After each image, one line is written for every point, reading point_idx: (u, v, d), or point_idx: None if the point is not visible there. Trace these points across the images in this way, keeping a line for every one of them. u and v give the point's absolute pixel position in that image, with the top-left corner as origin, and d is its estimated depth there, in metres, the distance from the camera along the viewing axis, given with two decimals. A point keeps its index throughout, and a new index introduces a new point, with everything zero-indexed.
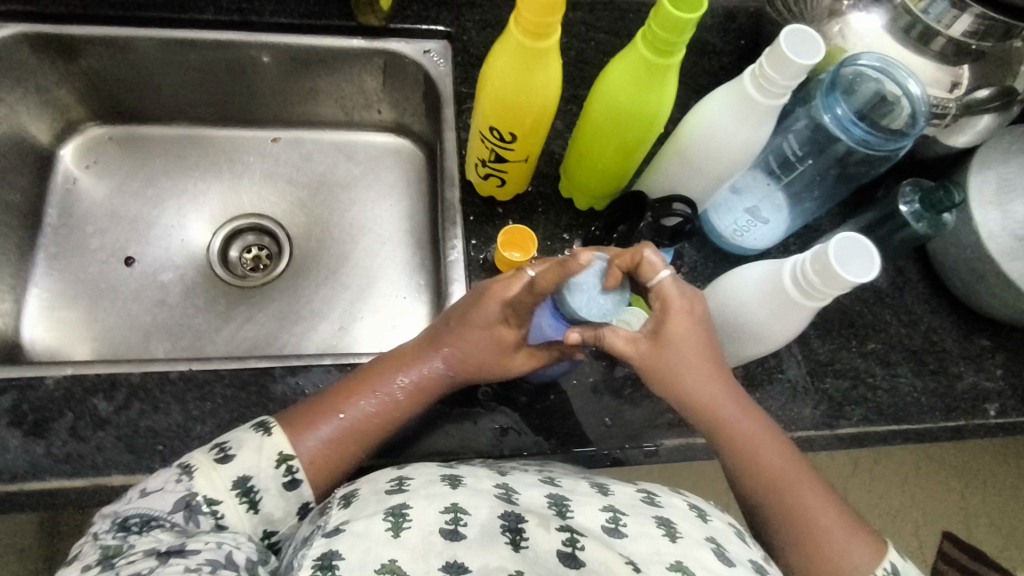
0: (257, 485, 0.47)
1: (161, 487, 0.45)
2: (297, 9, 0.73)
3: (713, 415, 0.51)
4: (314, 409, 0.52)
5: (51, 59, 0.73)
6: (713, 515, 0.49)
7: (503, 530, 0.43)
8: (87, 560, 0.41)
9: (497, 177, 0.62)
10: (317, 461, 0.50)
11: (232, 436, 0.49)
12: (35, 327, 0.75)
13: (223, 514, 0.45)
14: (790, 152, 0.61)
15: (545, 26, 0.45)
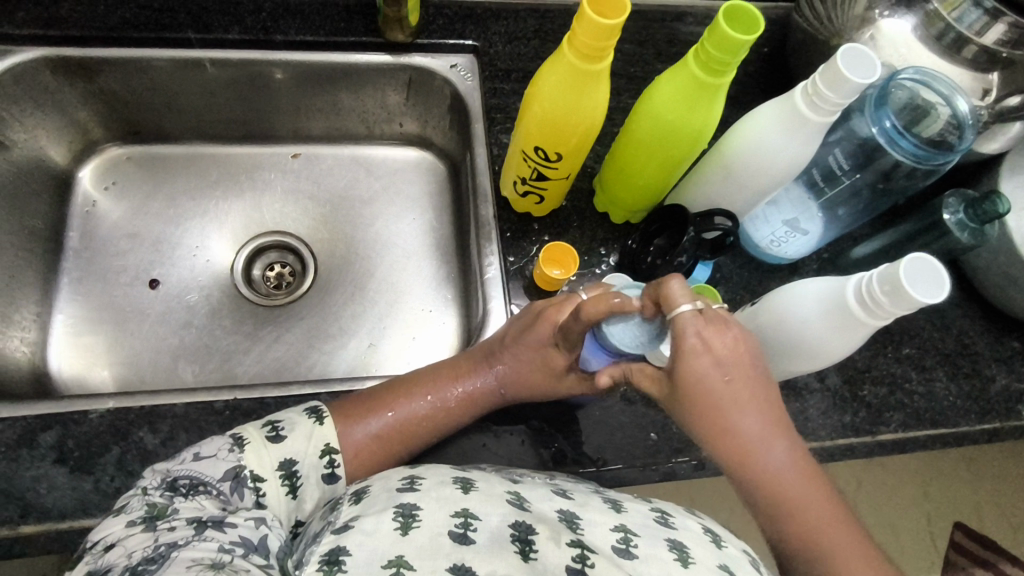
0: (299, 469, 0.48)
1: (213, 453, 0.46)
2: (321, 26, 0.72)
3: (742, 454, 0.45)
4: (364, 404, 0.54)
5: (72, 81, 0.71)
6: (730, 543, 0.48)
7: (511, 538, 0.42)
8: (132, 516, 0.41)
9: (536, 193, 0.61)
10: (356, 456, 0.52)
11: (289, 415, 0.50)
12: (61, 354, 0.74)
13: (265, 492, 0.46)
14: (836, 166, 0.58)
15: (600, 50, 0.44)
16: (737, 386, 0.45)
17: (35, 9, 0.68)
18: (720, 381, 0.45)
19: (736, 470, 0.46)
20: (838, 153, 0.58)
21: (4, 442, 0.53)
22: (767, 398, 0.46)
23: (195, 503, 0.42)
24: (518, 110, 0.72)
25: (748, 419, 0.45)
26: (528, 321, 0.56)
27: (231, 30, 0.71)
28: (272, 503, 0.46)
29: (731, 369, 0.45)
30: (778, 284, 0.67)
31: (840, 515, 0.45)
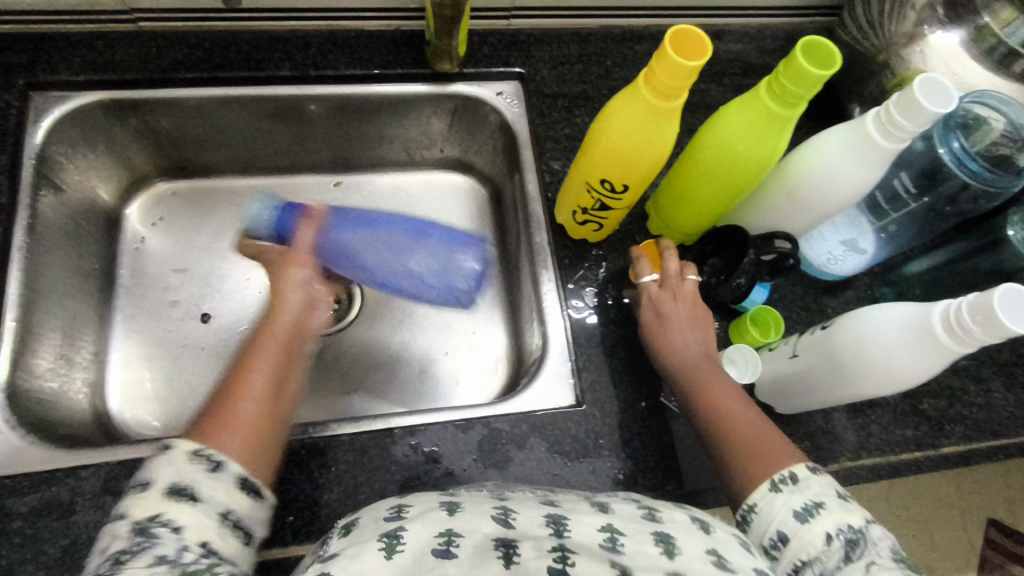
0: (185, 481, 0.42)
1: (110, 539, 0.40)
2: (369, 59, 0.73)
3: (664, 344, 0.59)
4: (206, 422, 0.47)
5: (123, 121, 0.71)
6: (717, 528, 0.43)
7: (493, 547, 0.38)
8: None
9: (597, 221, 0.62)
10: (244, 448, 0.46)
11: (145, 469, 0.43)
12: (116, 394, 0.73)
13: (175, 520, 0.40)
14: (903, 189, 0.61)
15: (678, 89, 0.46)
16: (686, 316, 0.60)
17: (90, 55, 0.68)
18: (680, 309, 0.60)
19: (666, 363, 0.58)
20: (905, 177, 0.60)
21: (88, 491, 0.53)
22: (703, 323, 0.60)
23: (133, 572, 0.37)
24: (566, 135, 0.73)
25: (678, 332, 0.59)
26: (296, 292, 0.59)
27: (282, 67, 0.71)
28: (190, 522, 0.40)
29: (693, 302, 0.61)
30: (832, 299, 0.68)
31: (764, 426, 0.52)
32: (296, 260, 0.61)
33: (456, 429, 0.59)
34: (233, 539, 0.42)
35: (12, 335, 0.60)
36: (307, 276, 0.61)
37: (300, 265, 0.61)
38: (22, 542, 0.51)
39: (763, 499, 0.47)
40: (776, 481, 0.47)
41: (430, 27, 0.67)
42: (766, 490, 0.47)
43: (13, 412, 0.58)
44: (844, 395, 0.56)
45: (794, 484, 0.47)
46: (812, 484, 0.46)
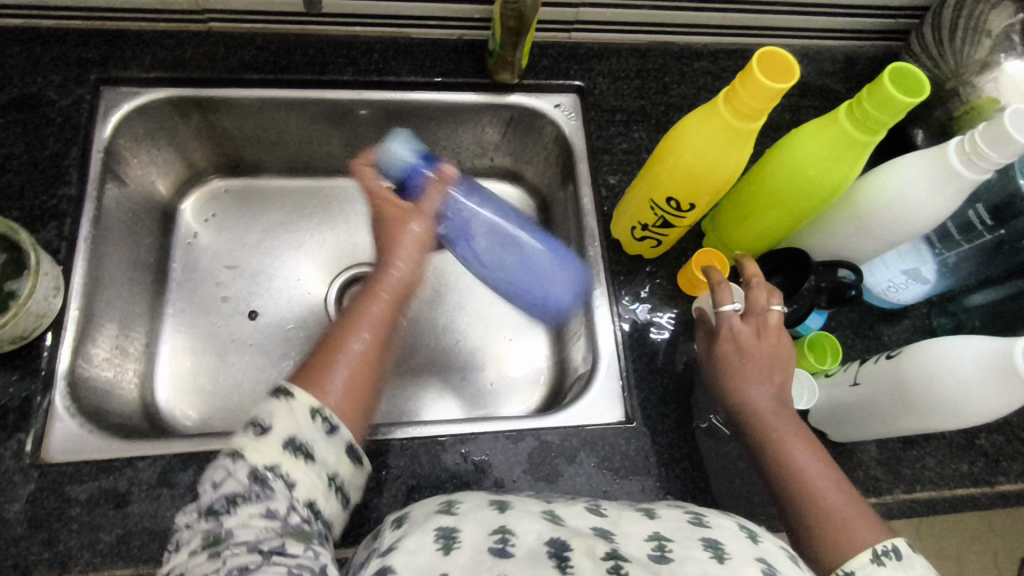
0: (301, 437, 0.43)
1: (224, 474, 0.41)
2: (430, 67, 0.73)
3: (734, 379, 0.55)
4: (315, 366, 0.48)
5: (188, 117, 0.73)
6: (766, 539, 0.40)
7: (546, 547, 0.37)
8: (194, 544, 0.39)
9: (656, 237, 0.62)
10: (346, 400, 0.47)
11: (262, 410, 0.43)
12: (164, 386, 0.72)
13: (290, 474, 0.41)
14: (979, 220, 0.62)
15: (759, 110, 0.47)
16: (766, 353, 0.55)
17: (160, 53, 0.70)
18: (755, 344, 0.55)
19: (734, 400, 0.54)
20: (981, 209, 0.62)
21: (144, 482, 0.54)
22: (780, 357, 0.55)
23: (245, 520, 0.39)
24: (622, 149, 0.73)
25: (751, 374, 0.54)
26: (414, 253, 0.58)
27: (345, 72, 0.72)
28: (302, 480, 0.42)
29: (779, 336, 0.56)
30: (888, 327, 0.67)
31: (846, 489, 0.48)
32: (407, 216, 0.59)
33: (508, 439, 0.59)
34: (334, 501, 0.44)
35: (75, 323, 0.61)
36: (421, 231, 0.59)
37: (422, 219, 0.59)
38: (79, 529, 0.52)
39: (862, 569, 0.43)
40: (879, 553, 0.44)
41: (496, 37, 0.68)
42: (868, 560, 0.43)
43: (73, 399, 0.58)
44: (907, 426, 0.56)
45: (898, 558, 0.43)
46: (916, 565, 0.43)
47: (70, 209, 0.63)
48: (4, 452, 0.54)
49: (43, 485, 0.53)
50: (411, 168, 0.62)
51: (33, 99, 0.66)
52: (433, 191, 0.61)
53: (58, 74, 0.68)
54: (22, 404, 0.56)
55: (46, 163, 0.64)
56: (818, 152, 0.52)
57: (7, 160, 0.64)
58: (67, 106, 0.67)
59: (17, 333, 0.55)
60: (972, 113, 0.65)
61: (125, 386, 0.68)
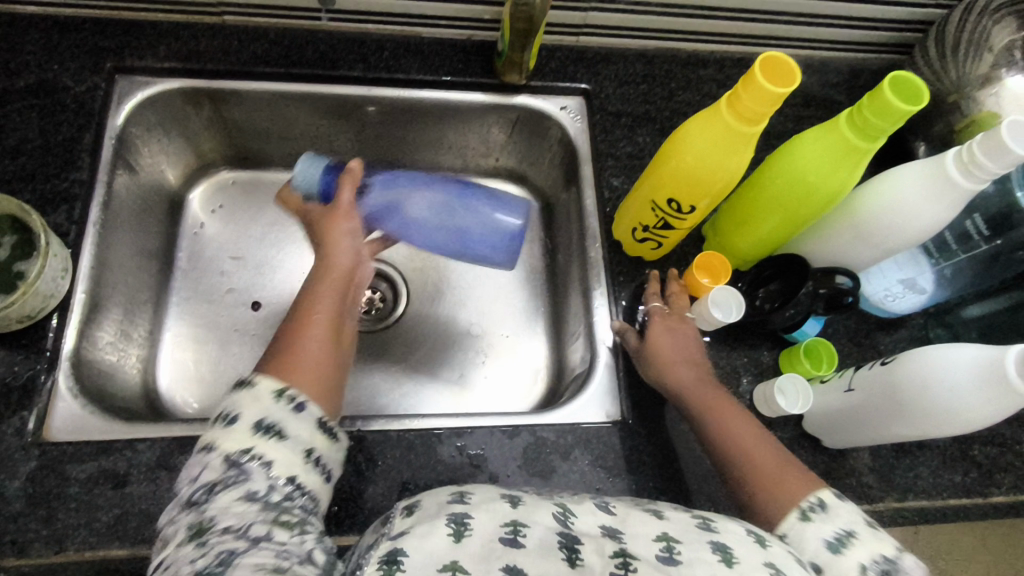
0: (270, 418, 0.44)
1: (201, 466, 0.42)
2: (440, 66, 0.74)
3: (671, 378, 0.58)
4: (279, 353, 0.50)
5: (200, 109, 0.74)
6: (773, 543, 0.41)
7: (559, 544, 0.38)
8: (179, 536, 0.39)
9: (656, 239, 0.63)
10: (310, 378, 0.48)
11: (228, 403, 0.45)
12: (165, 373, 0.73)
13: (264, 454, 0.43)
14: (975, 231, 0.62)
15: (760, 114, 0.48)
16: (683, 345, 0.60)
17: (175, 44, 0.71)
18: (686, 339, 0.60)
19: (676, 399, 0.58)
20: (978, 219, 0.62)
21: (142, 464, 0.55)
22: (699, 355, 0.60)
23: (227, 503, 0.40)
24: (626, 152, 0.73)
25: (680, 365, 0.59)
26: (343, 242, 0.59)
27: (356, 68, 0.73)
28: (278, 458, 0.43)
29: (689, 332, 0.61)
30: (885, 336, 0.67)
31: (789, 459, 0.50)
32: (336, 219, 0.60)
33: (503, 434, 0.60)
34: (314, 475, 0.45)
35: (82, 306, 0.61)
36: (355, 228, 0.60)
37: (348, 218, 0.60)
38: (77, 508, 0.53)
39: (792, 529, 0.44)
40: (805, 509, 0.45)
41: (505, 38, 0.69)
42: (795, 519, 0.45)
43: (76, 380, 0.59)
44: (919, 434, 0.55)
45: (825, 511, 0.45)
46: (842, 513, 0.45)
47: (81, 193, 0.64)
48: (6, 429, 0.55)
49: (44, 463, 0.54)
50: (325, 185, 0.61)
51: (48, 85, 0.67)
52: (343, 190, 0.60)
53: (74, 61, 0.69)
54: (26, 383, 0.57)
55: (59, 147, 0.65)
56: (817, 157, 0.52)
57: (20, 143, 0.65)
58: (81, 93, 0.68)
59: (25, 313, 0.56)
60: (973, 127, 0.65)
61: (127, 371, 0.69)
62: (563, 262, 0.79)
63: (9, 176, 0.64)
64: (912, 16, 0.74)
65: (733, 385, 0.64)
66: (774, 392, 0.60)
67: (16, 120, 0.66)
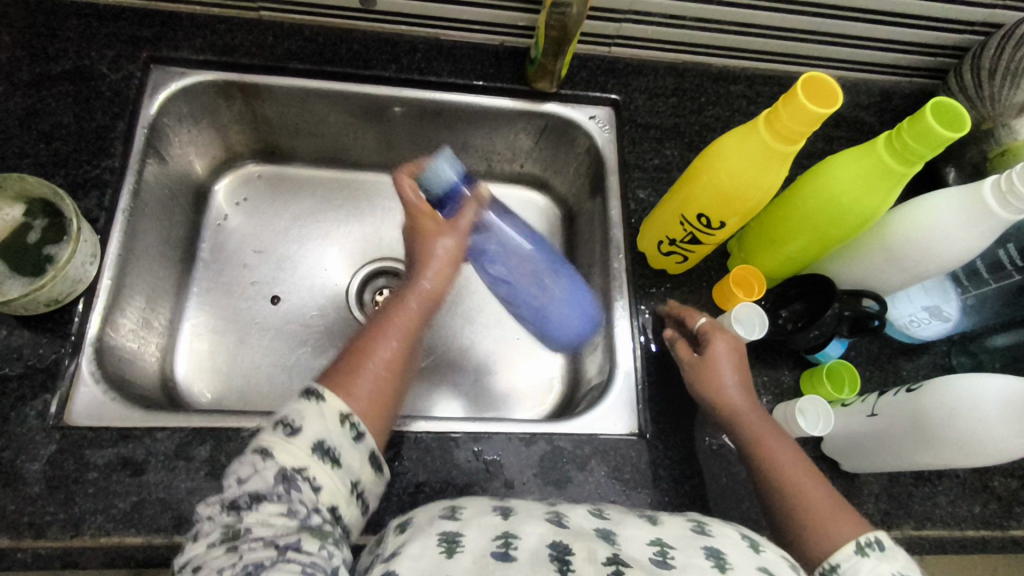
0: (330, 441, 0.44)
1: (250, 471, 0.42)
2: (471, 70, 0.75)
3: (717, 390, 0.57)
4: (348, 365, 0.50)
5: (232, 102, 0.74)
6: (768, 548, 0.40)
7: (550, 554, 0.37)
8: (211, 538, 0.40)
9: (682, 253, 0.63)
10: (369, 404, 0.48)
11: (291, 409, 0.45)
12: (183, 362, 0.73)
13: (316, 477, 0.42)
14: (1009, 260, 0.62)
15: (800, 133, 0.48)
16: (735, 362, 0.58)
17: (210, 37, 0.72)
18: (737, 351, 0.59)
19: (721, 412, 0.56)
20: (1011, 249, 0.62)
21: (161, 453, 0.55)
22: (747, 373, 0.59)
23: (266, 518, 0.40)
24: (654, 165, 0.73)
25: (727, 379, 0.57)
26: (442, 264, 0.59)
27: (389, 69, 0.74)
28: (327, 485, 0.43)
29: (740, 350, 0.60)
30: (907, 362, 0.67)
31: (829, 488, 0.50)
32: (427, 232, 0.60)
33: (520, 441, 0.60)
34: (354, 507, 0.45)
35: (107, 293, 0.62)
36: (451, 248, 0.60)
37: (444, 235, 0.60)
38: (95, 493, 0.53)
39: (847, 561, 0.44)
40: (862, 544, 0.45)
41: (538, 45, 0.69)
42: (851, 551, 0.45)
43: (98, 366, 0.59)
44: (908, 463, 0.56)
45: (881, 550, 0.45)
46: (900, 556, 0.45)
47: (112, 180, 0.64)
48: (29, 412, 0.55)
49: (64, 447, 0.54)
50: (448, 195, 0.60)
51: (84, 72, 0.68)
52: (468, 209, 0.61)
53: (111, 50, 0.70)
54: (50, 365, 0.57)
55: (92, 134, 0.66)
56: (852, 179, 0.52)
57: (54, 128, 0.65)
58: (117, 82, 0.68)
59: (52, 297, 0.57)
60: (1006, 156, 0.66)
61: (147, 359, 0.69)
62: (585, 271, 0.79)
63: (42, 160, 0.64)
64: (947, 41, 0.74)
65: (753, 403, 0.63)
66: (794, 413, 0.59)
67: (51, 105, 0.66)
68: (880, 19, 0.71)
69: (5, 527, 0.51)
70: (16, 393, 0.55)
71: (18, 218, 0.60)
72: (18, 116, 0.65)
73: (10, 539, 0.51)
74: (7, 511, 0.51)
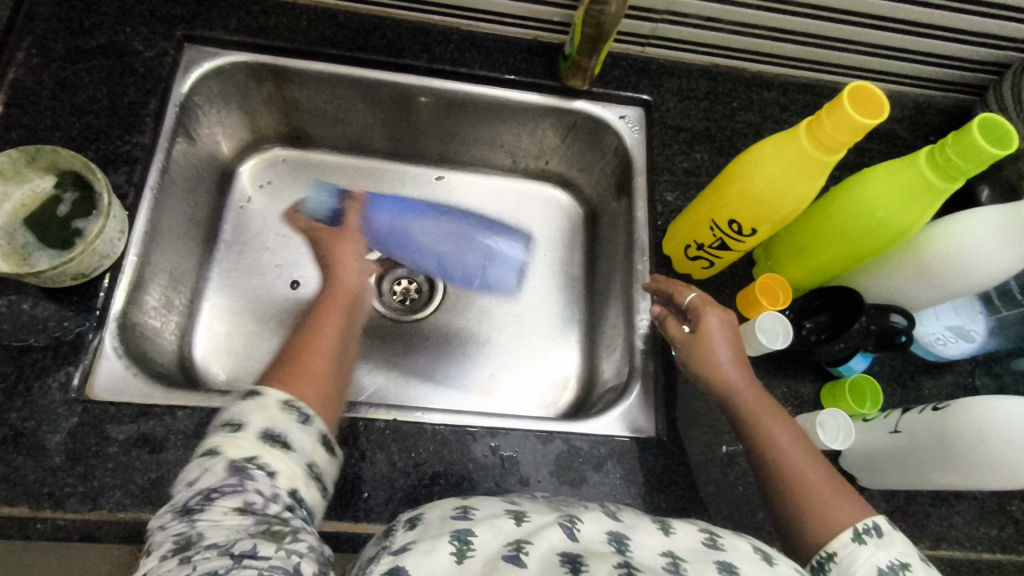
0: (277, 429, 0.44)
1: (200, 471, 0.41)
2: (503, 63, 0.74)
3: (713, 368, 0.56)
4: (291, 364, 0.50)
5: (263, 85, 0.74)
6: (780, 561, 0.40)
7: (560, 561, 0.37)
8: (164, 549, 0.38)
9: (708, 259, 0.63)
10: (313, 385, 0.49)
11: (234, 410, 0.45)
12: (202, 342, 0.73)
13: (268, 464, 0.42)
14: None
15: (840, 143, 0.47)
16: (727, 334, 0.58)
17: (246, 18, 0.71)
18: (730, 328, 0.58)
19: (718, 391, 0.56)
20: None
21: (180, 431, 0.55)
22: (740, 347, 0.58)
23: (220, 516, 0.39)
24: (683, 168, 0.73)
25: (721, 354, 0.56)
26: (346, 264, 0.62)
27: (420, 58, 0.73)
28: (283, 469, 0.42)
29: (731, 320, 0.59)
30: (929, 380, 0.66)
31: (825, 467, 0.50)
32: (342, 238, 0.65)
33: (537, 439, 0.59)
34: (313, 489, 0.44)
35: (132, 269, 0.62)
36: (359, 249, 0.65)
37: (353, 240, 0.66)
38: (114, 468, 0.53)
39: (843, 549, 0.44)
40: (860, 531, 0.44)
41: (574, 42, 0.68)
42: (848, 538, 0.44)
43: (121, 341, 0.59)
44: (934, 482, 0.56)
45: (879, 536, 0.44)
46: (898, 542, 0.44)
47: (142, 156, 0.64)
48: (52, 383, 0.55)
49: (86, 420, 0.54)
50: (334, 208, 0.74)
51: (119, 47, 0.68)
52: (354, 209, 0.71)
53: (146, 27, 0.69)
54: (74, 338, 0.57)
55: (125, 110, 0.66)
56: (890, 192, 0.52)
57: (88, 102, 0.65)
58: (151, 58, 0.68)
59: (80, 271, 0.57)
60: None
61: (167, 337, 0.69)
62: (605, 272, 0.78)
63: (74, 133, 0.64)
64: (986, 56, 0.73)
65: None
66: (814, 426, 0.59)
67: (85, 79, 0.66)
68: (920, 30, 0.70)
69: (25, 496, 0.51)
70: (39, 363, 0.56)
71: (49, 190, 0.60)
72: (52, 88, 0.65)
73: (30, 509, 0.51)
74: (27, 480, 0.52)
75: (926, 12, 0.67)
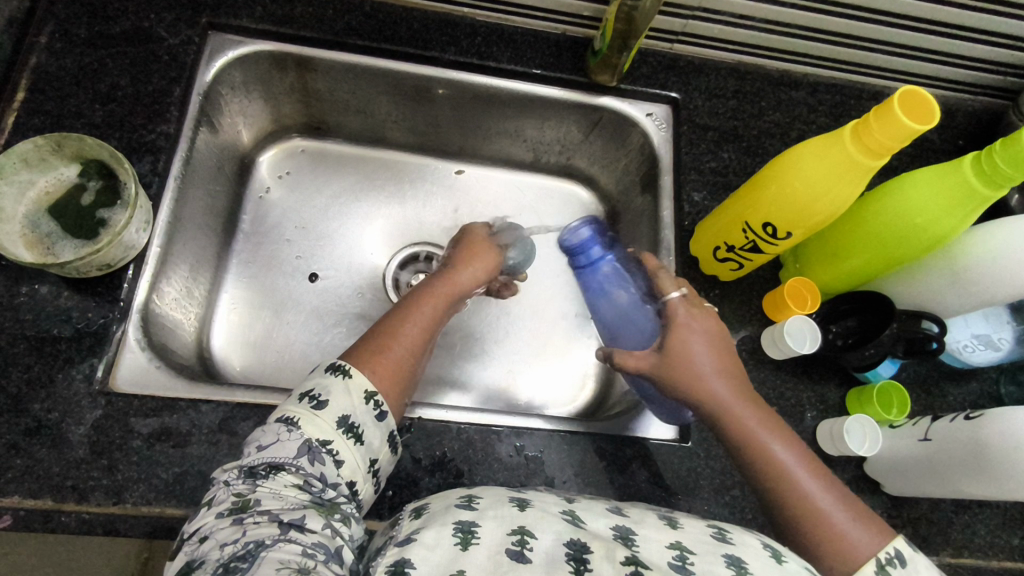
0: (355, 418, 0.45)
1: (274, 439, 0.43)
2: (531, 57, 0.73)
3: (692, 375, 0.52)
4: (369, 344, 0.51)
5: (287, 74, 0.73)
6: (790, 558, 0.39)
7: (565, 556, 0.37)
8: (222, 508, 0.41)
9: (737, 261, 0.62)
10: (389, 377, 0.49)
11: (317, 383, 0.47)
12: (221, 335, 0.73)
13: (338, 452, 0.44)
14: None
15: (889, 147, 0.47)
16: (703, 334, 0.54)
17: (271, 7, 0.70)
18: (718, 333, 0.54)
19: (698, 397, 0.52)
20: None
21: (205, 426, 0.54)
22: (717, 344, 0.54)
23: (279, 490, 0.41)
24: (710, 168, 0.72)
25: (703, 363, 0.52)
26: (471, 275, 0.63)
27: (447, 51, 0.72)
28: (349, 460, 0.44)
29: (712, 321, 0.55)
30: (954, 387, 0.66)
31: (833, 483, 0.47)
32: (476, 251, 0.65)
33: (562, 439, 0.59)
34: (369, 484, 0.46)
35: (155, 260, 0.61)
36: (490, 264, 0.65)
37: (484, 259, 0.65)
38: (137, 461, 0.53)
39: None
40: (883, 562, 0.42)
41: (604, 37, 0.67)
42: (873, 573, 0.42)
43: (144, 333, 0.59)
44: (963, 490, 0.55)
45: (903, 565, 0.42)
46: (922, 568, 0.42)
47: (166, 146, 0.64)
48: (76, 374, 0.55)
49: (109, 413, 0.54)
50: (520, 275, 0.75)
51: (143, 34, 0.67)
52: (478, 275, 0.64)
53: (170, 13, 0.68)
54: (98, 329, 0.56)
55: (148, 98, 0.65)
56: (933, 198, 0.52)
57: (111, 89, 0.65)
58: (176, 46, 0.67)
59: (105, 262, 0.56)
60: None
61: (186, 328, 0.68)
62: None
63: (98, 121, 0.63)
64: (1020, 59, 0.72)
65: (796, 419, 0.62)
66: (841, 433, 0.59)
67: (108, 66, 0.65)
68: (955, 32, 0.69)
69: (49, 488, 0.51)
70: (64, 354, 0.55)
71: (74, 178, 0.59)
72: (75, 75, 0.64)
73: (54, 502, 0.51)
74: (51, 473, 0.51)
75: (964, 15, 0.66)
